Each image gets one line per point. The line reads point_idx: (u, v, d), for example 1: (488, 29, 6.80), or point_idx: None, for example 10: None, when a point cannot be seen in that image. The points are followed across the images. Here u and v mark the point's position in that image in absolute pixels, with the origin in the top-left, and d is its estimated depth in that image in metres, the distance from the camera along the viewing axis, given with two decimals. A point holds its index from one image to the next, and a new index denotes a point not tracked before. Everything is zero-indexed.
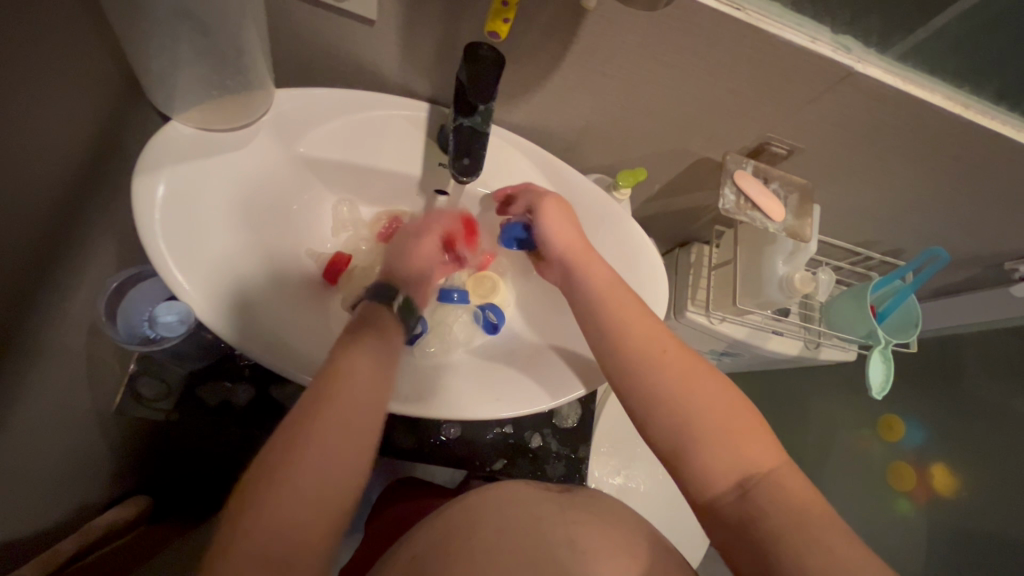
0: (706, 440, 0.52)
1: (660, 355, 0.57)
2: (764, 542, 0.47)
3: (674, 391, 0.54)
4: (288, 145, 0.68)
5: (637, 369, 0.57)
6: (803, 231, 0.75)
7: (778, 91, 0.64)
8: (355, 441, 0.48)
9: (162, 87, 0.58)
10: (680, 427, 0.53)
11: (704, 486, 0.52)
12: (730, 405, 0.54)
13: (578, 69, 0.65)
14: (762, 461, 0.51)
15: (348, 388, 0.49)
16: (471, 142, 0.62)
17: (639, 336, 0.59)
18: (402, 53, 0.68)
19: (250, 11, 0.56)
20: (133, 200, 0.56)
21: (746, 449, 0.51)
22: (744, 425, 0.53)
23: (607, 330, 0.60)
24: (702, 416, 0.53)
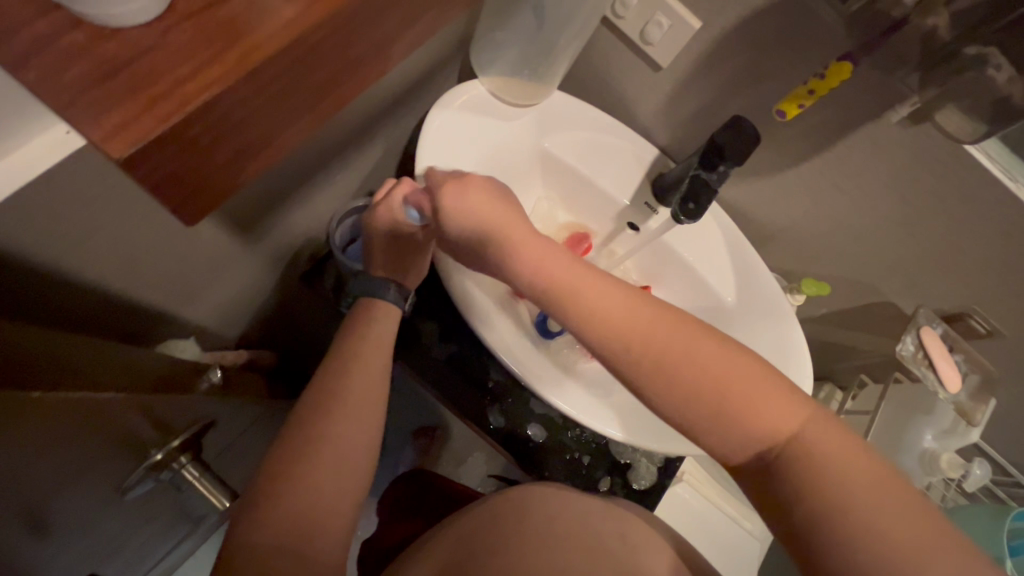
0: (730, 424, 0.43)
1: (653, 333, 0.45)
2: (811, 520, 0.40)
3: (663, 369, 0.45)
4: (539, 134, 0.79)
5: (630, 353, 0.46)
6: (975, 415, 0.73)
7: (1009, 265, 0.65)
8: (368, 394, 0.58)
9: (489, 53, 0.72)
10: (693, 416, 0.44)
11: (730, 456, 0.44)
12: (736, 379, 0.44)
13: (817, 171, 0.71)
14: (778, 426, 0.43)
15: (365, 342, 0.60)
16: (698, 191, 0.69)
17: (627, 322, 0.46)
18: (664, 104, 0.78)
19: (585, 25, 0.69)
20: (426, 121, 0.70)
21: (765, 413, 0.43)
22: (754, 390, 0.43)
23: (600, 326, 0.46)
24: (710, 393, 0.44)
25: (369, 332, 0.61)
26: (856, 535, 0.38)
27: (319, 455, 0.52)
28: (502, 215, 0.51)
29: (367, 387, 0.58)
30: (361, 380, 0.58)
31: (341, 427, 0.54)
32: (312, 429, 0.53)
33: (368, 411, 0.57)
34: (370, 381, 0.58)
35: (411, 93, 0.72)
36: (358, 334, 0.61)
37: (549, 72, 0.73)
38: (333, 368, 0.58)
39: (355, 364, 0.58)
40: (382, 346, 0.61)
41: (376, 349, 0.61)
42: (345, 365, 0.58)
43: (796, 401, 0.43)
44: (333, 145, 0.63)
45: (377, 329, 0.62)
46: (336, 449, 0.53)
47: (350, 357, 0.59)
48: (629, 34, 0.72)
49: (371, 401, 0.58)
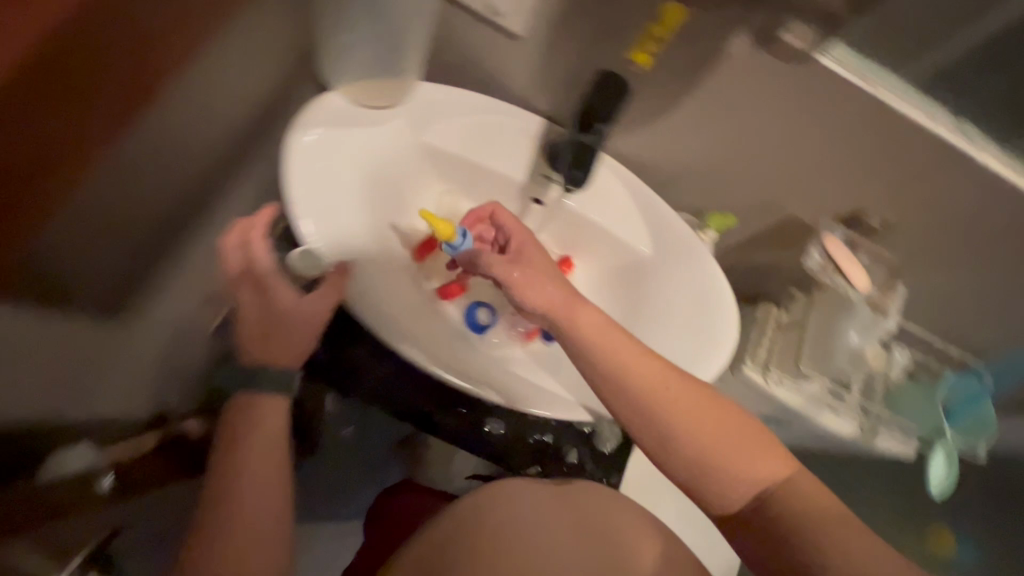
0: (691, 450, 0.64)
1: (662, 387, 0.64)
2: (789, 529, 0.61)
3: (682, 425, 0.65)
4: (417, 133, 0.76)
5: (621, 394, 0.65)
6: (886, 304, 0.75)
7: (885, 162, 0.67)
8: (267, 482, 0.67)
9: (334, 62, 0.67)
10: (669, 442, 0.65)
11: (727, 505, 0.65)
12: (738, 442, 0.65)
13: (694, 110, 0.70)
14: (783, 483, 0.63)
15: (240, 451, 0.66)
16: (580, 155, 0.68)
17: (640, 373, 0.64)
18: (535, 73, 0.75)
19: (425, 13, 0.65)
20: (285, 149, 0.66)
21: (761, 468, 0.64)
22: (728, 429, 0.65)
23: (613, 373, 0.64)
24: (686, 428, 0.64)
25: (256, 424, 0.68)
26: (810, 539, 0.59)
27: (232, 532, 0.62)
28: (546, 296, 0.67)
29: (258, 504, 0.65)
30: (250, 483, 0.65)
31: (249, 496, 0.65)
32: (213, 485, 0.65)
33: (263, 524, 0.65)
34: (263, 486, 0.66)
35: (264, 121, 0.67)
36: (233, 452, 0.66)
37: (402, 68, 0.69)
38: (221, 481, 0.65)
39: (241, 450, 0.66)
40: (270, 434, 0.68)
41: (264, 429, 0.68)
42: (232, 445, 0.67)
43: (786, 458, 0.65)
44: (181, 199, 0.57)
45: (268, 420, 0.69)
46: (233, 535, 0.62)
47: (237, 461, 0.66)
48: (474, 9, 0.68)
49: (270, 502, 0.66)
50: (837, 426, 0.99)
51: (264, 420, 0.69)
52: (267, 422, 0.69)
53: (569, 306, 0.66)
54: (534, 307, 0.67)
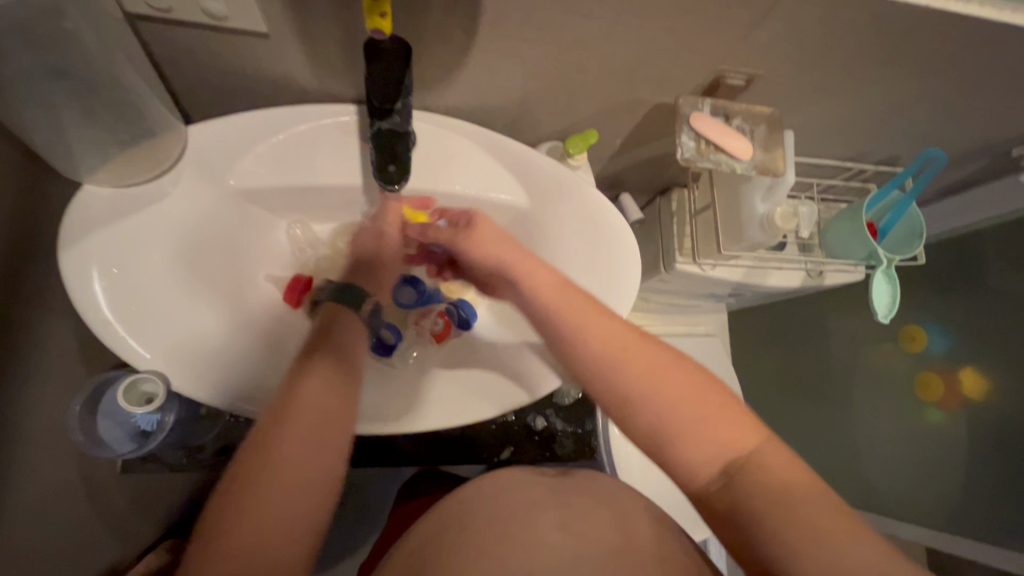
0: (651, 415, 0.51)
1: (601, 331, 0.55)
2: (743, 506, 0.47)
3: (622, 367, 0.53)
4: (215, 182, 0.65)
5: (576, 347, 0.54)
6: (776, 164, 0.70)
7: (719, 19, 0.57)
8: (329, 434, 0.49)
9: (60, 154, 0.54)
10: (622, 397, 0.52)
11: (690, 475, 0.50)
12: (691, 390, 0.51)
13: (494, 40, 0.59)
14: (741, 454, 0.49)
15: (297, 414, 0.48)
16: (394, 146, 0.59)
17: (581, 308, 0.56)
18: (310, 62, 0.63)
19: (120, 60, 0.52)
20: (64, 275, 0.56)
21: (723, 433, 0.50)
22: (687, 389, 0.51)
23: (549, 312, 0.56)
24: (635, 384, 0.52)
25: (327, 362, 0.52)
26: (782, 518, 0.45)
27: (257, 495, 0.44)
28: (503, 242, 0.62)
29: (316, 461, 0.47)
30: (302, 446, 0.47)
31: (285, 476, 0.45)
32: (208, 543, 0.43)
33: (303, 503, 0.46)
34: (322, 449, 0.48)
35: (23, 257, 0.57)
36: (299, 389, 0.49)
37: (147, 126, 0.57)
38: (269, 440, 0.46)
39: (306, 400, 0.49)
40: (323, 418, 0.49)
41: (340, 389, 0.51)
42: (261, 471, 0.45)
43: (755, 427, 0.51)
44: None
45: (310, 389, 0.50)
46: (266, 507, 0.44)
47: (299, 410, 0.48)
48: (197, 21, 0.55)
49: (317, 462, 0.47)
50: (783, 281, 0.98)
51: (311, 407, 0.49)
52: (333, 414, 0.50)
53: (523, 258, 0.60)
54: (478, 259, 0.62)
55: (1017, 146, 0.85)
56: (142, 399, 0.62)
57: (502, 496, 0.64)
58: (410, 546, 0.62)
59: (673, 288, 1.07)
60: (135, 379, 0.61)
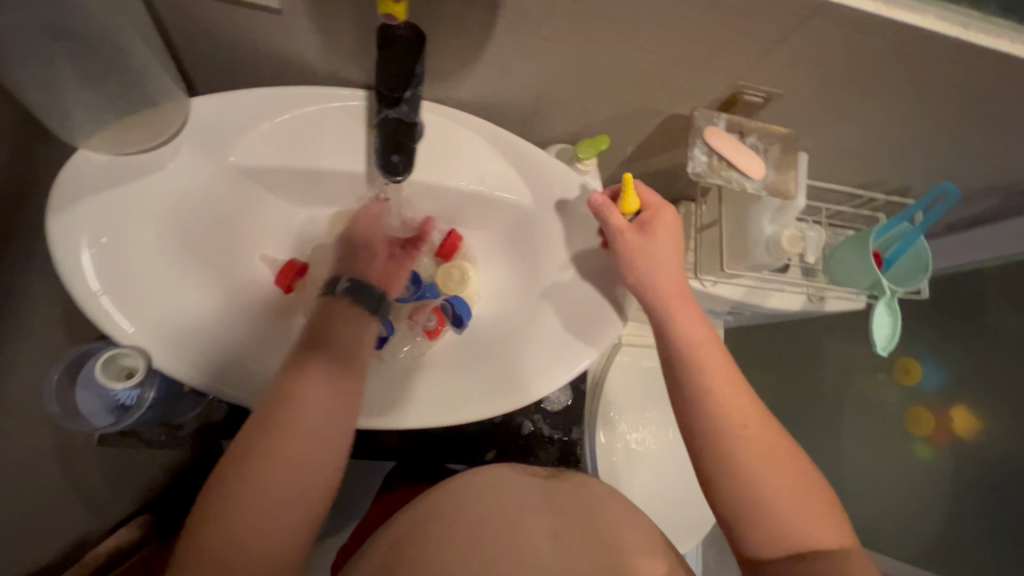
0: (752, 482, 0.56)
1: (723, 390, 0.60)
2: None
3: (740, 440, 0.58)
4: (216, 157, 0.64)
5: (710, 406, 0.60)
6: (787, 186, 0.68)
7: (742, 35, 0.56)
8: (328, 422, 0.54)
9: (55, 117, 0.53)
10: (730, 461, 0.57)
11: (762, 550, 0.55)
12: (794, 481, 0.56)
13: (512, 36, 0.58)
14: (808, 543, 0.53)
15: (294, 415, 0.52)
16: (399, 137, 0.56)
17: (714, 365, 0.62)
18: (322, 42, 0.62)
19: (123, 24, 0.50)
20: (51, 241, 0.54)
21: (815, 529, 0.54)
22: (795, 482, 0.56)
23: (699, 368, 0.62)
24: (751, 456, 0.57)
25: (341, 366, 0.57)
26: None
27: (251, 484, 0.48)
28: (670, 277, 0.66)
29: (314, 455, 0.52)
30: (306, 433, 0.52)
31: (290, 461, 0.50)
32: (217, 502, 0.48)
33: (305, 480, 0.51)
34: (323, 435, 0.53)
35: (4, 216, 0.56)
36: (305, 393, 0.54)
37: (147, 93, 0.56)
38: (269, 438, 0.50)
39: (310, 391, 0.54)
40: (327, 404, 0.54)
41: (332, 383, 0.55)
42: (265, 451, 0.50)
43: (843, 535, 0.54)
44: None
45: (320, 385, 0.55)
46: (258, 494, 0.48)
47: (304, 400, 0.53)
48: None
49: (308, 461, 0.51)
50: (782, 304, 0.97)
51: (314, 397, 0.54)
52: (332, 402, 0.54)
53: (680, 299, 0.65)
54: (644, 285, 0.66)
55: None
56: (121, 374, 0.61)
57: (493, 492, 0.63)
58: (394, 536, 0.61)
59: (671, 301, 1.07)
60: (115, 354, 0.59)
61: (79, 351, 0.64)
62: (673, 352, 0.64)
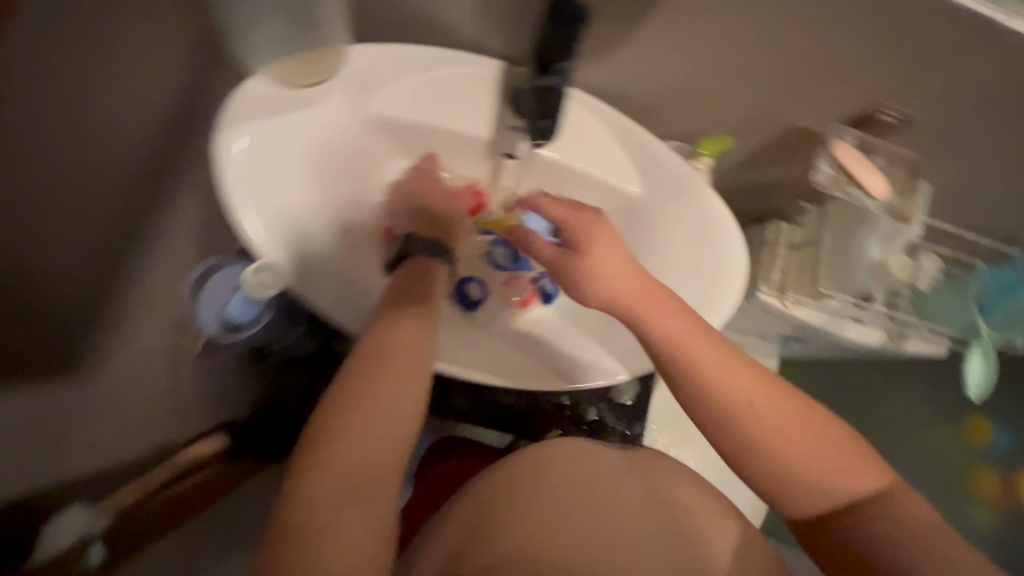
0: (777, 464, 0.57)
1: (749, 402, 0.58)
2: (875, 548, 0.53)
3: (774, 447, 0.56)
4: (360, 104, 0.67)
5: (743, 417, 0.57)
6: (908, 210, 0.68)
7: (898, 49, 0.56)
8: (410, 371, 0.55)
9: (242, 39, 0.57)
10: (745, 445, 0.57)
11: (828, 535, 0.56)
12: (833, 463, 0.56)
13: (665, 22, 0.60)
14: (853, 488, 0.56)
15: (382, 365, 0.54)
16: (547, 102, 0.60)
17: (723, 380, 0.58)
18: (476, 9, 0.65)
19: None
20: (215, 153, 0.59)
21: (866, 504, 0.55)
22: (816, 440, 0.57)
23: (683, 358, 0.59)
24: (778, 427, 0.57)
25: (399, 339, 0.56)
26: None
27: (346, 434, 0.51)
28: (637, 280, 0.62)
29: (402, 401, 0.53)
30: (392, 382, 0.54)
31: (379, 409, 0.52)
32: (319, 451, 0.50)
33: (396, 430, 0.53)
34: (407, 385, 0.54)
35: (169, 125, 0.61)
36: (371, 375, 0.53)
37: (321, 36, 0.59)
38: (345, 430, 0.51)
39: (391, 341, 0.56)
40: (407, 354, 0.56)
41: (411, 336, 0.57)
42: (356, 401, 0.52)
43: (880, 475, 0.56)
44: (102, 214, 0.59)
45: (399, 340, 0.57)
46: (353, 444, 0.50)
47: (386, 352, 0.55)
48: None
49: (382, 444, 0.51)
50: (861, 336, 0.95)
51: (396, 348, 0.56)
52: (413, 352, 0.56)
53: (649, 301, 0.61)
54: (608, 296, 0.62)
55: None
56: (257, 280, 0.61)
57: (580, 463, 0.62)
58: (478, 495, 0.61)
59: (742, 318, 1.06)
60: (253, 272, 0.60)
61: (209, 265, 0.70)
62: (679, 378, 0.60)
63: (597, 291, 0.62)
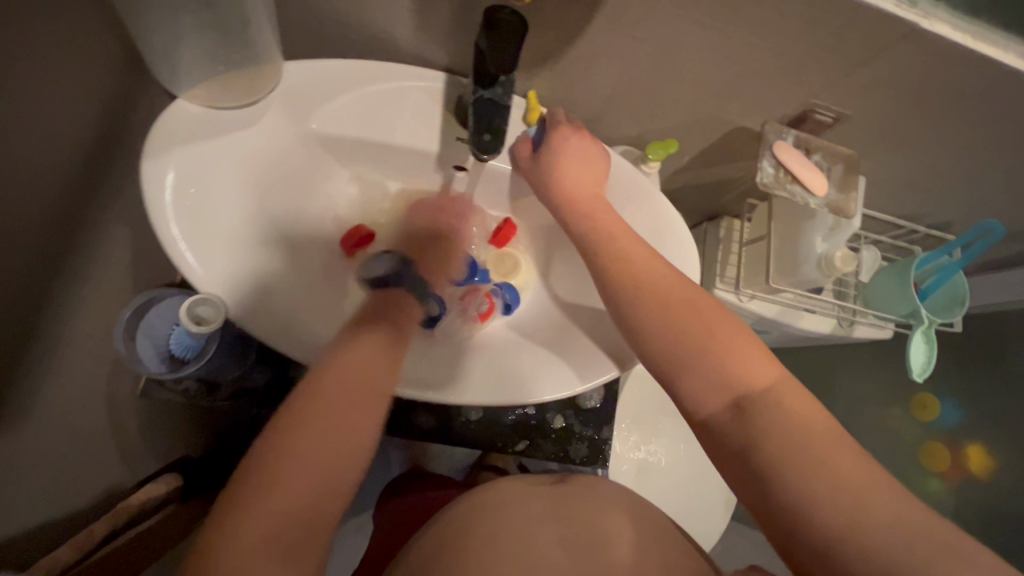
0: (665, 321, 0.56)
1: (656, 281, 0.58)
2: (763, 467, 0.47)
3: (664, 313, 0.56)
4: (299, 122, 0.65)
5: (639, 309, 0.57)
6: (848, 207, 0.70)
7: (828, 51, 0.58)
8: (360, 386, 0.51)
9: (164, 63, 0.54)
10: (690, 371, 0.53)
11: (698, 409, 0.53)
12: (730, 334, 0.53)
13: (605, 32, 0.60)
14: (737, 351, 0.52)
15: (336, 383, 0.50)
16: (491, 116, 0.58)
17: (634, 259, 0.60)
18: (415, 21, 0.63)
19: None
20: (143, 185, 0.56)
21: (744, 369, 0.51)
22: (724, 325, 0.54)
23: (609, 252, 0.61)
24: (690, 335, 0.54)
25: (357, 354, 0.53)
26: (802, 479, 0.44)
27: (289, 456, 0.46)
28: (586, 159, 0.66)
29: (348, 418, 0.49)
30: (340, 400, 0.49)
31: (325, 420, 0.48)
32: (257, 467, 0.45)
33: (338, 447, 0.48)
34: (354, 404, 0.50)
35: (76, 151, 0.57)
36: (320, 399, 0.49)
37: (253, 52, 0.57)
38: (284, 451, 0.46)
39: (344, 363, 0.52)
40: (358, 369, 0.52)
41: (377, 356, 0.54)
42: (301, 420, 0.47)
43: (775, 367, 0.51)
44: (24, 254, 0.55)
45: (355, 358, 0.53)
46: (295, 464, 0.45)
47: (337, 369, 0.51)
48: None
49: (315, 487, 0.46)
50: (814, 326, 0.99)
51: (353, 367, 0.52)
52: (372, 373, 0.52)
53: (580, 191, 0.65)
54: (564, 176, 0.65)
55: None
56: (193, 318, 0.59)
57: (511, 503, 0.63)
58: (439, 535, 0.61)
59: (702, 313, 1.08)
60: (210, 305, 0.58)
61: (164, 290, 0.66)
62: (584, 244, 0.64)
63: (560, 165, 0.65)
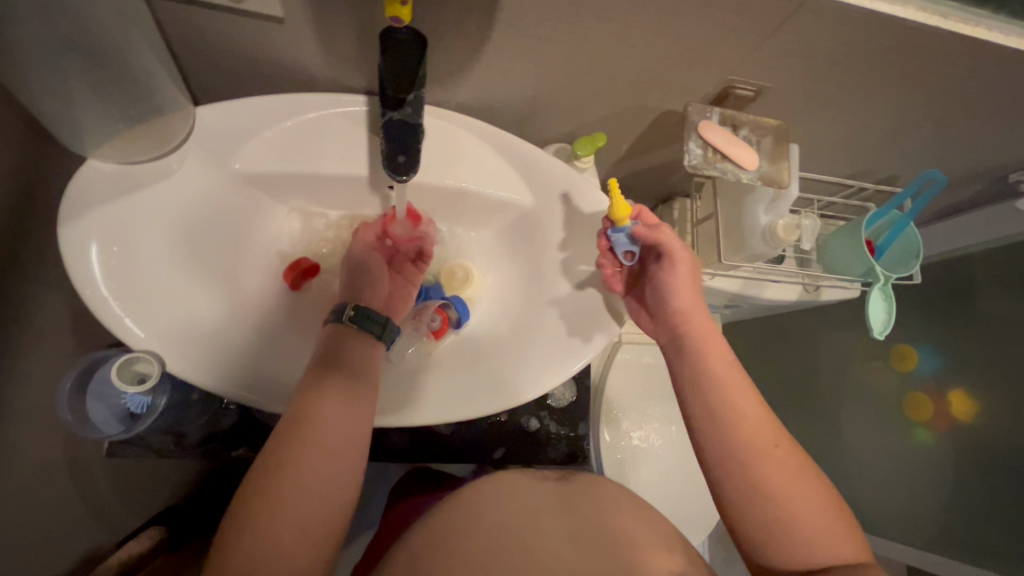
0: (765, 477, 0.56)
1: (772, 445, 0.57)
2: None
3: (771, 474, 0.56)
4: (221, 164, 0.64)
5: (720, 434, 0.59)
6: (781, 176, 0.70)
7: (731, 28, 0.58)
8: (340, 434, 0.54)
9: (65, 127, 0.54)
10: (780, 521, 0.54)
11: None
12: (824, 505, 0.55)
13: (509, 37, 0.60)
14: (831, 526, 0.54)
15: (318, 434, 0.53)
16: (403, 137, 0.59)
17: (749, 417, 0.59)
18: (322, 50, 0.63)
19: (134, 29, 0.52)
20: (63, 252, 0.56)
21: (836, 550, 0.53)
22: (810, 485, 0.56)
23: (719, 398, 0.60)
24: (794, 499, 0.55)
25: (329, 404, 0.55)
26: None
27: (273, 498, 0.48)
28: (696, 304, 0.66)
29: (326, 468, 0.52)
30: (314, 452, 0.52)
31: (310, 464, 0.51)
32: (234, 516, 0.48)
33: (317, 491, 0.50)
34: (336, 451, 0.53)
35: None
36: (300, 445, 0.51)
37: (155, 104, 0.57)
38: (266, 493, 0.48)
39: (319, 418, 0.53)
40: (332, 420, 0.54)
41: (346, 407, 0.55)
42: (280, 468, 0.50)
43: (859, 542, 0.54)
44: None
45: (326, 413, 0.54)
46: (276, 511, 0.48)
47: (314, 420, 0.53)
48: (210, 1, 0.55)
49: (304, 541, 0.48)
50: (779, 295, 0.99)
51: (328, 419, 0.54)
52: (351, 426, 0.55)
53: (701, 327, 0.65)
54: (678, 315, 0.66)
55: (1013, 172, 0.88)
56: (134, 378, 0.61)
57: (508, 500, 0.62)
58: (432, 531, 0.61)
59: None
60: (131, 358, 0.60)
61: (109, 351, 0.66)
62: (697, 395, 0.62)
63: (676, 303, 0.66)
